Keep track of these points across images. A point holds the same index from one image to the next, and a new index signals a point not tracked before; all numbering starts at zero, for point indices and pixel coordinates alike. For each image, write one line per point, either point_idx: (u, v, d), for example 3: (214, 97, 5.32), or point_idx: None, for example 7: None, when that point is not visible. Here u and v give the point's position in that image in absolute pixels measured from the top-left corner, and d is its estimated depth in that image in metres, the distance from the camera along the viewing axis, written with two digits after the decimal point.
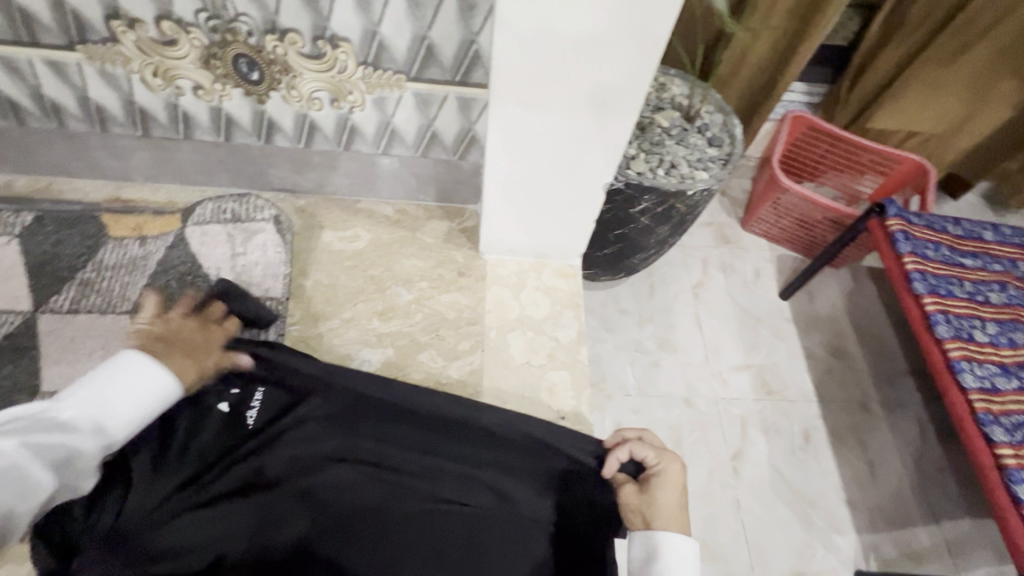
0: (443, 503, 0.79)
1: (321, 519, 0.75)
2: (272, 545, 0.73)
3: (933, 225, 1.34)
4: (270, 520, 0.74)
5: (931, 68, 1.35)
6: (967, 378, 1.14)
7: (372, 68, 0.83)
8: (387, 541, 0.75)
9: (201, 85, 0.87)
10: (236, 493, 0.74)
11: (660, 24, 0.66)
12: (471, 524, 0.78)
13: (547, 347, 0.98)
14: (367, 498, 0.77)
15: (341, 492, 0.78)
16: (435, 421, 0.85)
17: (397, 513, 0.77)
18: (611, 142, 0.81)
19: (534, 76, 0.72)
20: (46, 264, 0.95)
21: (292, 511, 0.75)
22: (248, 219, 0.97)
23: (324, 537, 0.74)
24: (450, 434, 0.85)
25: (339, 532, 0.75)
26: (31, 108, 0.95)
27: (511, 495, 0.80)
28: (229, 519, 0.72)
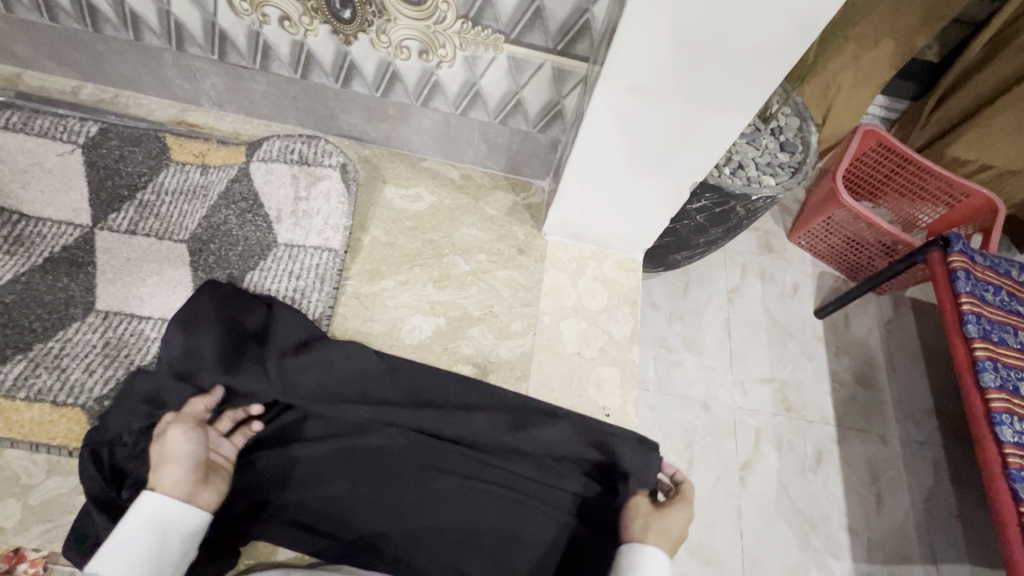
0: (479, 483, 0.81)
1: (359, 481, 0.80)
2: (314, 496, 0.78)
3: (997, 267, 1.27)
4: (317, 475, 0.79)
5: None
6: (1005, 432, 1.09)
7: (472, 23, 0.78)
8: (420, 510, 0.79)
9: (288, 16, 0.82)
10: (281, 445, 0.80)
11: (803, 27, 0.60)
12: (502, 512, 0.80)
13: (599, 340, 0.96)
14: (406, 469, 0.81)
15: (383, 461, 0.81)
16: (479, 403, 0.84)
17: (432, 486, 0.80)
18: (712, 141, 0.76)
19: (650, 62, 0.67)
20: (106, 180, 0.94)
21: (336, 469, 0.80)
22: (316, 162, 0.93)
23: (365, 500, 0.79)
24: (495, 418, 0.84)
25: (377, 498, 0.79)
26: (109, 15, 0.87)
27: (545, 490, 0.82)
28: (275, 469, 0.79)
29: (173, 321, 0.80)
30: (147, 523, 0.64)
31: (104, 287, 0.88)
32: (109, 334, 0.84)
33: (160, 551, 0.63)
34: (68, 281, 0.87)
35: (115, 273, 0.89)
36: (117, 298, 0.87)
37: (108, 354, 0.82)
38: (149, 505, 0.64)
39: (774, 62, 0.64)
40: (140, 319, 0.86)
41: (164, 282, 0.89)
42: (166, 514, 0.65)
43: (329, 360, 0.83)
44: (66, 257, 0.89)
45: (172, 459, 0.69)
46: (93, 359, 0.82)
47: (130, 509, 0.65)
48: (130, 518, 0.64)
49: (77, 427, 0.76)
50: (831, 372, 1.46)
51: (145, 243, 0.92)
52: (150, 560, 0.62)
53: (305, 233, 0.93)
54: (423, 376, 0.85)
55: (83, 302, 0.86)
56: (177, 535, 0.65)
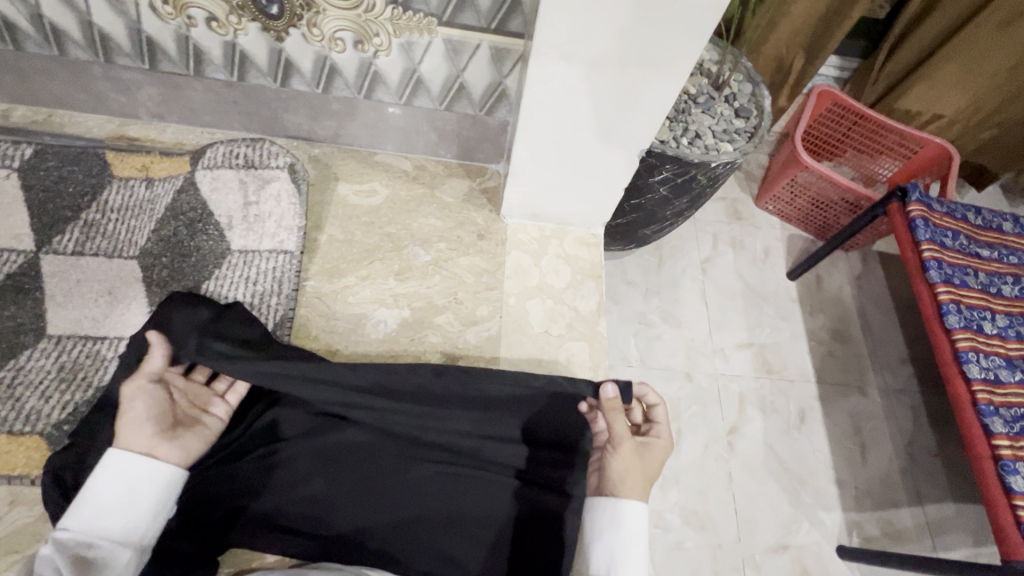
0: (456, 468, 0.81)
1: (335, 478, 0.79)
2: (289, 499, 0.78)
3: (954, 213, 1.30)
4: (293, 477, 0.79)
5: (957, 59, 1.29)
6: (973, 369, 1.12)
7: (401, 8, 0.77)
8: (399, 500, 0.79)
9: (215, 17, 0.80)
10: (256, 450, 0.79)
11: None
12: (480, 495, 0.81)
13: (567, 317, 0.96)
14: (384, 465, 0.81)
15: (360, 459, 0.80)
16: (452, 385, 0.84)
17: (409, 477, 0.80)
18: (654, 105, 0.77)
19: (581, 28, 0.67)
20: (48, 203, 0.91)
21: (312, 469, 0.79)
22: (262, 165, 0.92)
23: (346, 499, 0.78)
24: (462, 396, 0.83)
25: (358, 496, 0.79)
26: (30, 31, 0.85)
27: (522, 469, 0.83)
28: (248, 476, 0.77)
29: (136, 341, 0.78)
30: (116, 481, 0.64)
31: (54, 312, 0.85)
32: (64, 358, 0.82)
33: (132, 509, 0.64)
34: (15, 310, 0.84)
35: (64, 296, 0.86)
36: (70, 322, 0.85)
37: (64, 379, 0.80)
38: (117, 463, 0.65)
39: (703, 20, 0.65)
40: (96, 340, 0.84)
41: (118, 303, 0.87)
42: (139, 476, 0.65)
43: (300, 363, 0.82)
44: (11, 284, 0.86)
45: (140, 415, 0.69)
46: (49, 385, 0.79)
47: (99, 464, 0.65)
48: (99, 474, 0.64)
49: (38, 454, 0.75)
50: (808, 331, 1.49)
51: (94, 263, 0.89)
52: (122, 519, 0.63)
53: (259, 237, 0.91)
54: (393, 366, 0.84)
55: (34, 329, 0.84)
56: (151, 495, 0.66)
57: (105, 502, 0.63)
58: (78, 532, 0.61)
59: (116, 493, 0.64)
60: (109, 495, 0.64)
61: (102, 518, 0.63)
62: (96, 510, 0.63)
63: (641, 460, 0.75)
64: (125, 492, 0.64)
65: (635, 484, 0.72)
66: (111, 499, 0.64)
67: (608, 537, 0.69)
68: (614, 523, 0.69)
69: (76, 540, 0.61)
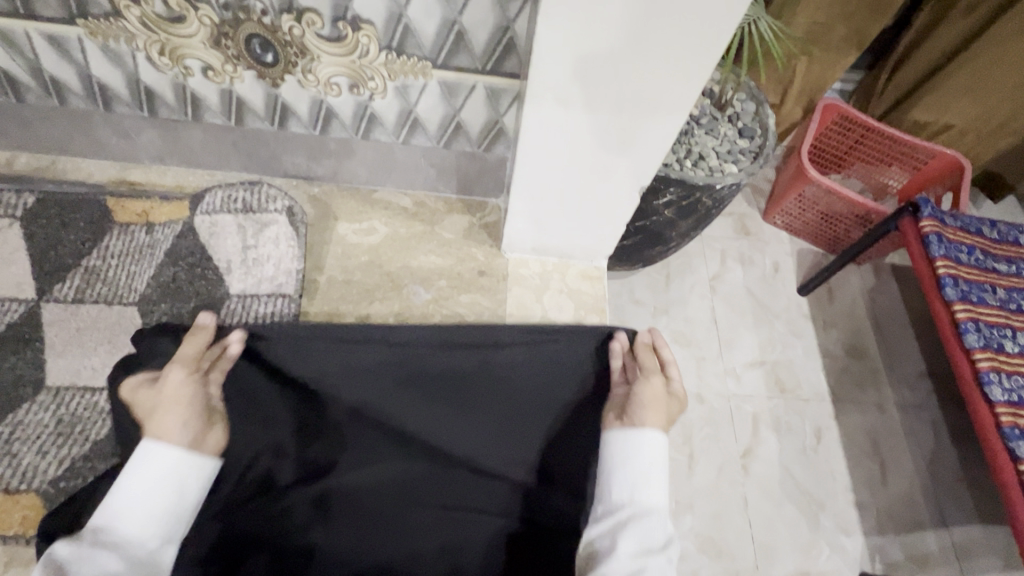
0: (458, 501, 0.82)
1: (335, 521, 0.79)
2: (288, 547, 0.77)
3: (968, 227, 1.26)
4: (291, 526, 0.78)
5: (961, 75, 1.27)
6: (995, 391, 1.08)
7: (396, 54, 0.76)
8: (401, 537, 0.79)
9: (211, 66, 0.80)
10: (251, 499, 0.78)
11: (718, 27, 0.60)
12: (483, 525, 0.81)
13: None
14: (382, 502, 0.81)
15: (355, 499, 0.80)
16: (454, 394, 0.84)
17: (411, 513, 0.81)
18: (652, 145, 0.75)
19: (573, 74, 0.66)
20: (49, 251, 0.91)
21: (311, 514, 0.79)
22: (261, 209, 0.91)
23: (346, 538, 0.78)
24: (465, 420, 0.83)
25: (357, 532, 0.79)
26: (30, 83, 0.86)
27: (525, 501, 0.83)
28: (245, 527, 0.76)
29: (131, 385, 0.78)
30: (162, 475, 0.64)
31: (54, 362, 0.85)
32: (61, 411, 0.81)
33: (179, 503, 0.64)
34: (16, 359, 0.84)
35: (63, 345, 0.86)
36: (69, 372, 0.84)
37: (61, 432, 0.79)
38: (164, 456, 0.64)
39: (697, 63, 0.64)
40: (93, 392, 0.83)
41: (117, 350, 0.86)
42: (186, 467, 0.65)
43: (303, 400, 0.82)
44: (12, 334, 0.86)
45: (175, 403, 0.68)
46: (45, 439, 0.79)
47: (133, 459, 0.64)
48: (134, 472, 0.62)
49: (33, 511, 0.74)
50: (821, 348, 1.45)
51: (95, 311, 0.89)
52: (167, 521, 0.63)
53: (257, 281, 0.90)
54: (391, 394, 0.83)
55: (33, 380, 0.83)
56: (195, 485, 0.67)
57: (154, 498, 0.63)
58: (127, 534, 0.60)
59: (166, 487, 0.64)
60: (159, 491, 0.63)
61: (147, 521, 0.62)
62: (140, 509, 0.61)
63: (663, 400, 0.76)
64: (173, 488, 0.64)
65: (654, 411, 0.74)
66: (159, 495, 0.63)
67: (628, 463, 0.71)
68: (635, 452, 0.71)
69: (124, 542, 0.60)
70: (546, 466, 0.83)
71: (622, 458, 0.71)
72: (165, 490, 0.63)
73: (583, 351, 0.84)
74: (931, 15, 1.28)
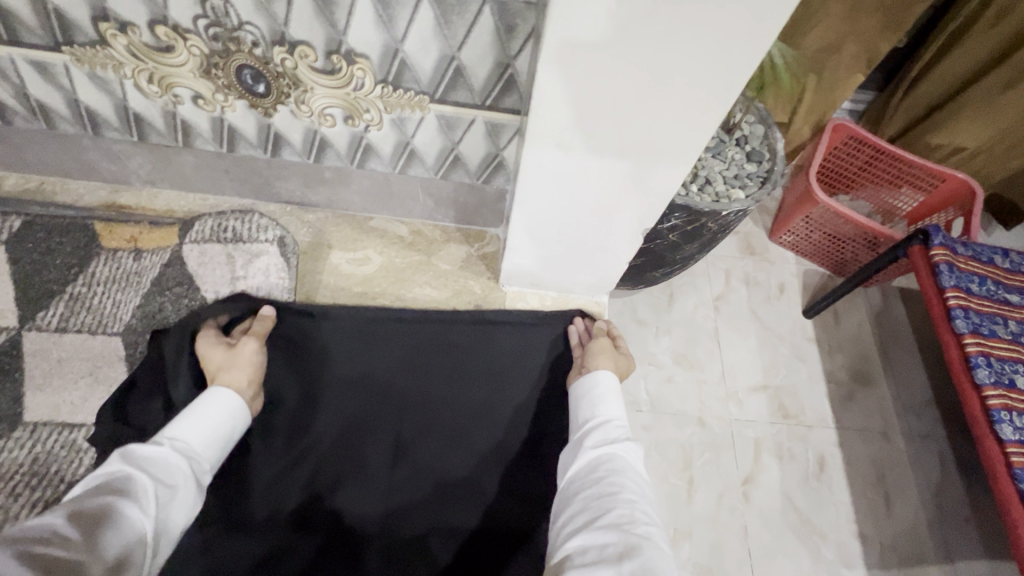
0: (447, 486, 0.84)
1: (328, 525, 0.80)
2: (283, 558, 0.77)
3: (981, 256, 1.21)
4: (281, 545, 0.77)
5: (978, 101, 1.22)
6: (1006, 430, 1.04)
7: (392, 87, 0.73)
8: (397, 526, 0.81)
9: (201, 95, 0.77)
10: (230, 533, 0.77)
11: (728, 77, 0.57)
12: (476, 503, 0.83)
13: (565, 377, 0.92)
14: (375, 523, 0.81)
15: (349, 519, 0.80)
16: (427, 379, 0.89)
17: (404, 504, 0.82)
18: (659, 188, 0.72)
19: (577, 120, 0.63)
20: (35, 276, 0.89)
21: (303, 523, 0.79)
22: (251, 239, 0.88)
23: (338, 546, 0.79)
24: (440, 401, 0.88)
25: (350, 552, 0.79)
26: (16, 107, 0.83)
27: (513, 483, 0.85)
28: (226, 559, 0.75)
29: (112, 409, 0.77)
30: (224, 410, 0.71)
31: (32, 396, 0.82)
32: (37, 450, 0.78)
33: (230, 438, 0.71)
34: None
35: (44, 377, 0.83)
36: (49, 406, 0.82)
37: (35, 472, 0.76)
38: (228, 396, 0.72)
39: (707, 113, 0.61)
40: (72, 428, 0.80)
41: (99, 385, 0.84)
42: (240, 412, 0.73)
43: (284, 406, 0.84)
44: None
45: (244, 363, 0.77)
46: (18, 480, 0.76)
47: (201, 396, 0.72)
48: (201, 404, 0.70)
49: None
50: (825, 372, 1.41)
51: (76, 341, 0.86)
52: (220, 448, 0.69)
53: None
54: (368, 381, 0.88)
55: (8, 417, 0.81)
56: (241, 429, 0.73)
57: (218, 428, 0.69)
58: (189, 444, 0.66)
59: (228, 421, 0.71)
60: (221, 424, 0.70)
61: (204, 446, 0.67)
62: (201, 434, 0.67)
63: (611, 358, 0.87)
64: (230, 427, 0.71)
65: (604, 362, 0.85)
66: (218, 429, 0.69)
67: (592, 399, 0.81)
68: (594, 389, 0.81)
69: (187, 450, 0.65)
70: (527, 453, 0.87)
71: (580, 399, 0.82)
72: (223, 425, 0.70)
73: (536, 339, 0.93)
74: (944, 40, 1.23)
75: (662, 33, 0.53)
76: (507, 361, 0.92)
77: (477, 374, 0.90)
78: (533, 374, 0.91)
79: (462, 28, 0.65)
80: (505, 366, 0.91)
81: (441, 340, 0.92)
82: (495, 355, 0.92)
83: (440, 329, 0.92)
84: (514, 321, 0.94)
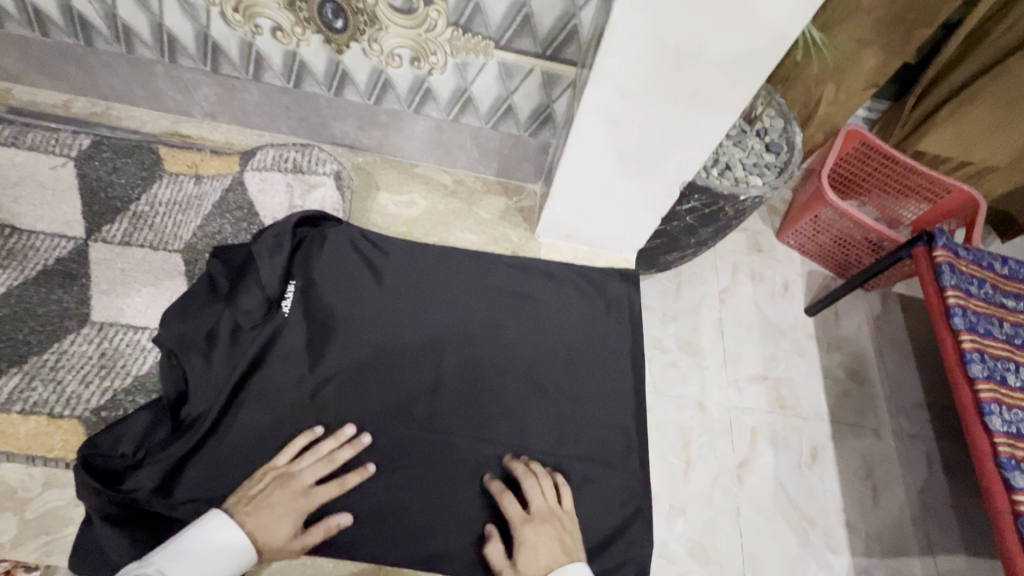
0: (482, 433, 0.85)
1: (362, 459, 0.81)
2: None
3: (980, 260, 1.23)
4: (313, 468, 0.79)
5: (989, 106, 1.23)
6: (995, 421, 1.05)
7: (462, 30, 0.79)
8: (429, 468, 0.82)
9: (281, 27, 0.83)
10: (260, 445, 0.78)
11: (772, 38, 0.64)
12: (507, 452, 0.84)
13: (583, 336, 0.95)
14: (414, 456, 0.82)
15: (382, 455, 0.81)
16: (470, 330, 0.91)
17: (437, 447, 0.83)
18: (702, 140, 0.78)
19: (640, 66, 0.70)
20: (100, 192, 0.94)
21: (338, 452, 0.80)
22: (310, 170, 0.95)
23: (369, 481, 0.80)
24: (481, 351, 0.90)
25: (381, 488, 0.79)
26: (101, 29, 0.88)
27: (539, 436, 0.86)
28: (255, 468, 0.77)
29: (170, 307, 0.80)
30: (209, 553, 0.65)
31: (98, 299, 0.87)
32: (104, 345, 0.83)
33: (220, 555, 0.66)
34: (62, 294, 0.86)
35: (109, 284, 0.88)
36: (113, 309, 0.87)
37: (104, 365, 0.82)
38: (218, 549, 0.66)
39: (753, 68, 0.67)
40: (135, 330, 0.86)
41: (160, 294, 0.89)
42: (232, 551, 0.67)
43: (328, 335, 0.86)
44: (59, 269, 0.88)
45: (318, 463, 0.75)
46: (89, 370, 0.81)
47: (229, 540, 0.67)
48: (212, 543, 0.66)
49: (74, 438, 0.76)
50: (824, 368, 1.40)
51: (139, 254, 0.92)
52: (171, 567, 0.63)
53: None
54: (411, 324, 0.89)
55: (78, 314, 0.85)
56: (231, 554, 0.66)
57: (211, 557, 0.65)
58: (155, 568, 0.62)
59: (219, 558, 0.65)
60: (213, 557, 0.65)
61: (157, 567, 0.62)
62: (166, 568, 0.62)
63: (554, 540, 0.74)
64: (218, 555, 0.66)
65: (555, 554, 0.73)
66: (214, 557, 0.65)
67: None
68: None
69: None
70: (557, 406, 0.88)
71: None
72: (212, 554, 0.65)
73: (573, 299, 0.96)
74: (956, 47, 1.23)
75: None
76: (548, 319, 0.94)
77: (518, 322, 0.93)
78: (571, 327, 0.94)
79: None
80: (546, 325, 0.93)
81: (486, 288, 0.94)
82: (537, 312, 0.94)
83: (487, 283, 0.95)
84: (555, 274, 0.98)
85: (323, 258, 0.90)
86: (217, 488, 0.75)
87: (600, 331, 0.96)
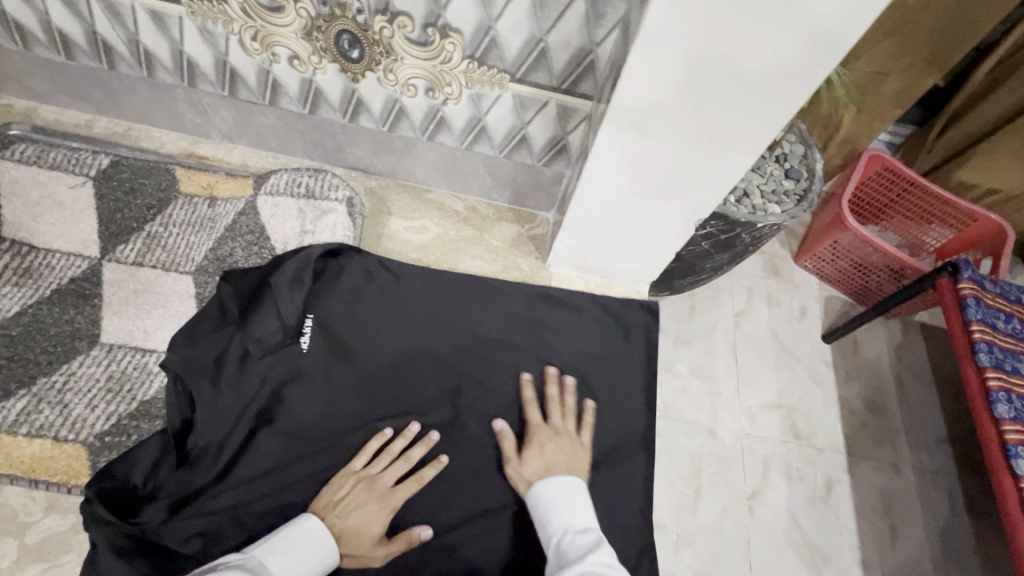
0: (481, 469, 0.83)
1: None
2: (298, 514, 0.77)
3: (1008, 294, 1.18)
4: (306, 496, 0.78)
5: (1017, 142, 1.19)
6: (1022, 465, 1.00)
7: (477, 63, 0.79)
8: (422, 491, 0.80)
9: (298, 56, 0.84)
10: (262, 475, 0.78)
11: (800, 81, 0.62)
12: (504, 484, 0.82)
13: (585, 362, 0.92)
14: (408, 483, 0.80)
15: None
16: (479, 361, 0.89)
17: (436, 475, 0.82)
18: (720, 178, 0.76)
19: (658, 104, 0.68)
20: (116, 213, 0.94)
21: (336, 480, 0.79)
22: (323, 197, 0.94)
23: None
24: (489, 382, 0.88)
25: None
26: (124, 53, 0.90)
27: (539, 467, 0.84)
28: (258, 498, 0.77)
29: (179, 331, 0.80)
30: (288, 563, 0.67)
31: (109, 320, 0.87)
32: (112, 368, 0.84)
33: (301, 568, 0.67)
34: (74, 314, 0.87)
35: (120, 304, 0.89)
36: (123, 331, 0.87)
37: (110, 389, 0.82)
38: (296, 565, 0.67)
39: (776, 109, 0.66)
40: (144, 352, 0.86)
41: (169, 316, 0.89)
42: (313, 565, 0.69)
43: (330, 359, 0.85)
44: (74, 289, 0.89)
45: (401, 463, 0.79)
46: (95, 394, 0.81)
47: (310, 555, 0.69)
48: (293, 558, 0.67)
49: (77, 463, 0.77)
50: (841, 399, 1.35)
51: (152, 275, 0.92)
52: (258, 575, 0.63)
53: None
54: (418, 353, 0.88)
55: (89, 335, 0.86)
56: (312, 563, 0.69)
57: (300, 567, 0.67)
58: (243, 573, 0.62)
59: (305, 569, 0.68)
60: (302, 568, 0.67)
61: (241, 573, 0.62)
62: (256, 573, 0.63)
63: (558, 453, 0.80)
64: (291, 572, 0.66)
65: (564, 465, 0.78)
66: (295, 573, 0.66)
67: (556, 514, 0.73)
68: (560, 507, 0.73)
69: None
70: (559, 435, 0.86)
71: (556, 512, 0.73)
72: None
73: (581, 325, 0.94)
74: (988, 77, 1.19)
75: (748, 32, 0.58)
76: (558, 352, 0.92)
77: (531, 352, 0.91)
78: (587, 360, 0.92)
79: (554, 13, 0.71)
80: (556, 358, 0.91)
81: (503, 317, 0.93)
82: (548, 344, 0.92)
83: (501, 314, 0.93)
84: (574, 304, 0.96)
85: (336, 284, 0.89)
86: (226, 518, 0.75)
87: (616, 365, 0.93)
